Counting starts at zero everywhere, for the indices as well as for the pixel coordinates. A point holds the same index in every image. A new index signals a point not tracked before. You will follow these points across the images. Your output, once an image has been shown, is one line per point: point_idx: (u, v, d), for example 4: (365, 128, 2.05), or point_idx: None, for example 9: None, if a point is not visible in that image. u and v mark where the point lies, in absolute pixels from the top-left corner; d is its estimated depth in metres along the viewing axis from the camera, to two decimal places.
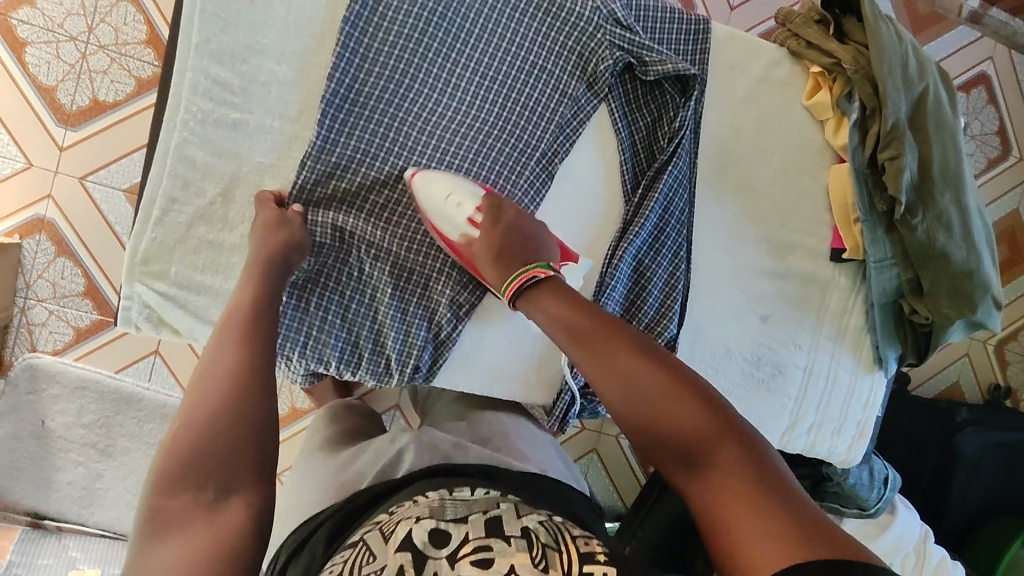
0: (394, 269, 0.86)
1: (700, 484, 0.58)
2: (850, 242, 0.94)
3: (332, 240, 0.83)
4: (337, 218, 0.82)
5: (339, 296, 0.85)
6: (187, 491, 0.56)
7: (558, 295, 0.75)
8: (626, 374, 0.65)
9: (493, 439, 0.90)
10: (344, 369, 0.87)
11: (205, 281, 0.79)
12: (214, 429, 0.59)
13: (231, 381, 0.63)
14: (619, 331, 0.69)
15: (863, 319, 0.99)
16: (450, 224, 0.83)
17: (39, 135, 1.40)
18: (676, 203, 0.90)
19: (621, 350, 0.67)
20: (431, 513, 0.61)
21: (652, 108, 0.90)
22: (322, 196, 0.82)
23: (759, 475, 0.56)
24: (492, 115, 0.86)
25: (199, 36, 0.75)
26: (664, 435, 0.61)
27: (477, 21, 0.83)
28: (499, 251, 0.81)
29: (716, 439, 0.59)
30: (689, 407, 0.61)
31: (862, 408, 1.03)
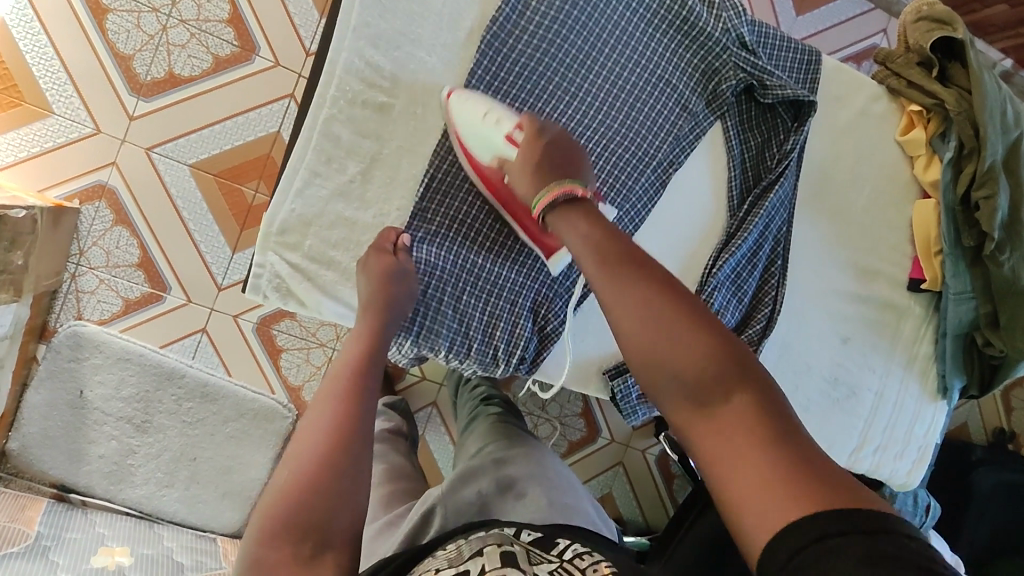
0: (502, 267, 0.85)
1: (706, 423, 0.54)
2: (931, 274, 0.99)
3: (444, 230, 0.83)
4: (450, 214, 0.83)
5: (455, 284, 0.84)
6: (287, 544, 0.55)
7: (574, 215, 0.72)
8: (631, 306, 0.60)
9: (517, 483, 0.89)
10: (452, 358, 0.86)
11: (336, 258, 0.80)
12: (316, 482, 0.59)
13: (332, 442, 0.63)
14: (632, 257, 0.64)
15: (931, 348, 1.04)
16: (489, 142, 0.79)
17: (111, 102, 1.39)
18: (775, 223, 0.94)
19: (636, 280, 0.61)
20: (449, 561, 0.60)
21: (763, 130, 0.94)
22: (440, 195, 0.83)
23: (771, 425, 0.52)
24: (618, 122, 0.89)
25: (358, 17, 0.77)
26: (661, 366, 0.57)
27: (613, 32, 0.87)
28: (540, 157, 0.77)
29: (727, 378, 0.54)
30: (701, 344, 0.56)
31: (923, 433, 1.07)
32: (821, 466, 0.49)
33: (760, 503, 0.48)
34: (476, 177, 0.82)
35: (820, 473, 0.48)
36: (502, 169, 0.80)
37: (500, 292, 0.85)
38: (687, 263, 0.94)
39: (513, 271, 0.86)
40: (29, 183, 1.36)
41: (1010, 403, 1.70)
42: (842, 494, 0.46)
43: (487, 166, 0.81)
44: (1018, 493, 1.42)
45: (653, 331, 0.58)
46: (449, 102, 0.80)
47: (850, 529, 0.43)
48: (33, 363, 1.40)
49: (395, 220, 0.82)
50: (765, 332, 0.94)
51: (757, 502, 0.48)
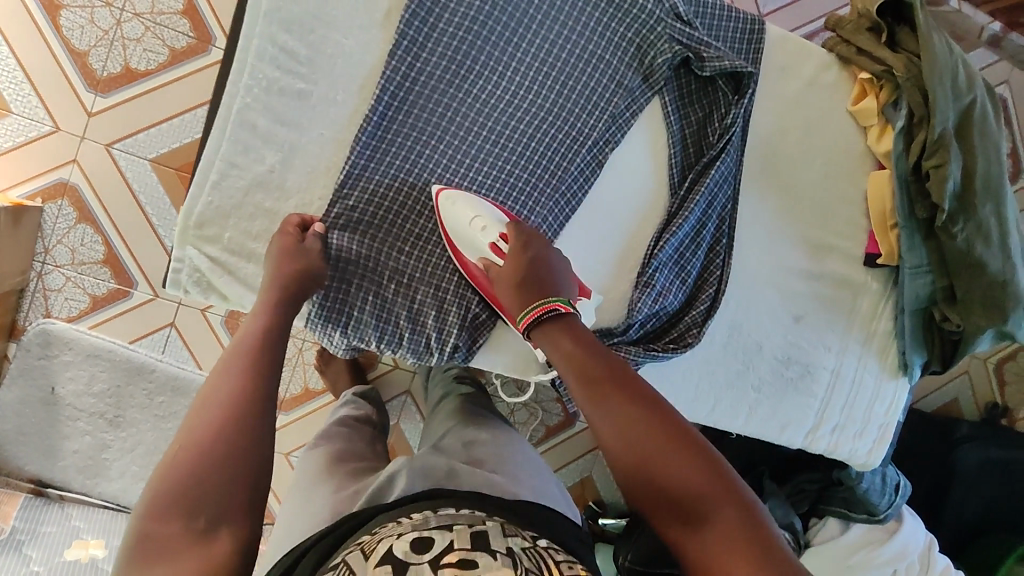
0: (428, 257, 0.86)
1: (698, 545, 0.54)
2: (886, 248, 0.95)
3: (367, 219, 0.82)
4: (373, 202, 0.82)
5: (382, 274, 0.84)
6: (177, 520, 0.55)
7: (556, 335, 0.71)
8: (609, 423, 0.61)
9: (486, 460, 0.89)
10: (385, 348, 0.86)
11: (257, 250, 0.80)
12: (210, 458, 0.58)
13: (228, 412, 0.62)
14: (620, 372, 0.64)
15: (891, 325, 1.00)
16: (473, 247, 0.82)
17: (68, 99, 1.38)
18: (718, 198, 0.91)
19: (618, 399, 0.62)
20: (412, 527, 0.58)
21: (704, 104, 0.91)
22: (365, 182, 0.81)
23: (756, 546, 0.52)
24: (548, 103, 0.87)
25: (268, 3, 0.76)
26: (642, 474, 0.58)
27: (540, 8, 0.84)
28: (519, 282, 0.77)
29: (712, 500, 0.55)
30: (681, 458, 0.57)
31: (884, 411, 1.04)
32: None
33: None
34: (466, 275, 0.86)
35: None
36: (487, 271, 0.83)
37: (424, 285, 0.85)
38: (627, 246, 0.91)
39: (440, 262, 0.86)
40: None
41: (1003, 378, 1.65)
42: None
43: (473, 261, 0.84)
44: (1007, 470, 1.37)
45: (637, 452, 0.59)
46: (438, 202, 0.82)
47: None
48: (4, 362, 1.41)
49: (319, 207, 0.81)
50: (711, 312, 0.92)
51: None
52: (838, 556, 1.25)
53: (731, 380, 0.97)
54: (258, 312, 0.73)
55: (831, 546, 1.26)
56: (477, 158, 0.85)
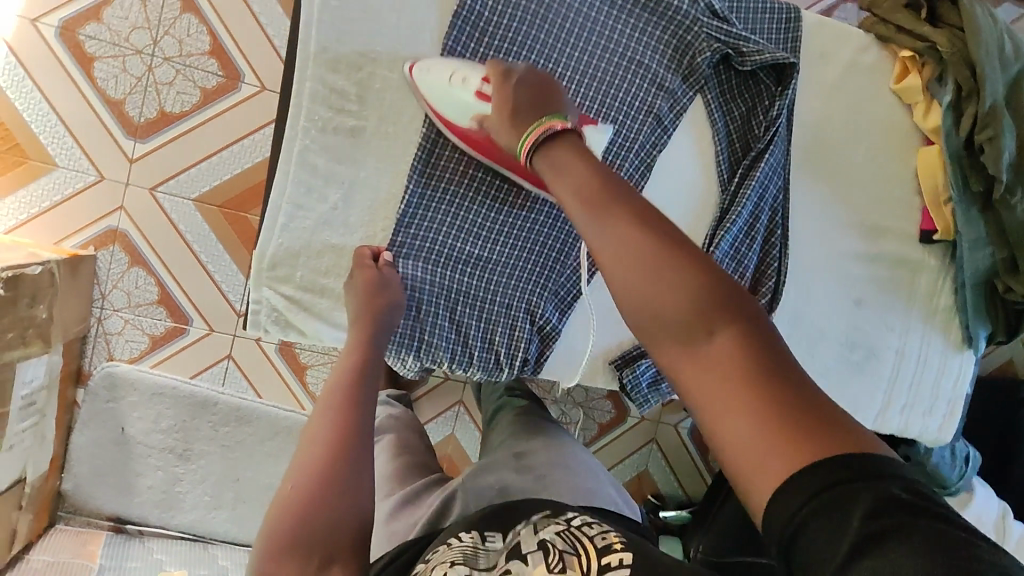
0: (490, 276, 0.86)
1: (691, 366, 0.44)
2: (942, 224, 0.95)
3: (428, 246, 0.84)
4: (434, 230, 0.84)
5: (448, 297, 0.86)
6: (294, 559, 0.55)
7: (554, 150, 0.61)
8: (603, 235, 0.50)
9: (537, 467, 0.85)
10: (456, 368, 0.88)
11: (328, 285, 0.83)
12: (320, 493, 0.59)
13: (333, 447, 0.63)
14: (603, 183, 0.53)
15: (952, 300, 1.00)
16: (460, 104, 0.78)
17: (108, 147, 1.41)
18: (769, 191, 0.92)
19: (609, 213, 0.51)
20: (465, 559, 0.57)
21: (747, 98, 0.91)
22: (423, 211, 0.83)
23: (767, 365, 0.42)
24: (592, 111, 0.87)
25: (317, 46, 0.78)
26: (629, 291, 0.48)
27: (577, 20, 0.85)
28: (518, 107, 0.70)
29: (713, 314, 0.44)
30: (683, 270, 0.46)
31: (952, 385, 1.03)
32: (826, 411, 0.41)
33: (748, 462, 0.40)
34: (460, 141, 0.81)
35: (808, 409, 0.41)
36: (483, 127, 0.77)
37: (491, 302, 0.87)
38: None
39: (506, 278, 0.87)
40: (45, 237, 1.41)
41: None
42: (848, 446, 0.39)
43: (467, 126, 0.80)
44: None
45: (626, 269, 0.48)
46: (413, 75, 0.79)
47: (860, 510, 0.35)
48: (75, 407, 1.46)
49: (382, 239, 0.83)
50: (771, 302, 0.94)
51: (742, 452, 0.41)
52: None
53: None
54: (352, 347, 0.76)
55: None
56: None
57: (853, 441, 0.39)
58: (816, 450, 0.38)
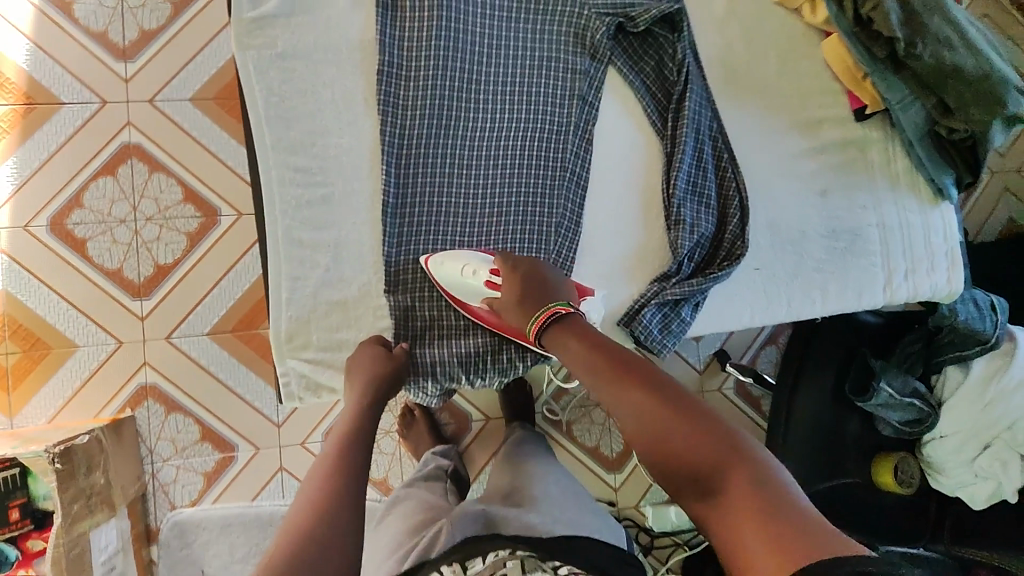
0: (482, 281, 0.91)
1: (717, 504, 0.60)
2: (868, 98, 1.02)
3: (421, 278, 0.89)
4: (421, 259, 0.89)
5: (451, 318, 0.90)
6: None
7: (566, 335, 0.79)
8: (627, 402, 0.69)
9: (526, 501, 0.95)
10: (474, 377, 0.90)
11: (344, 339, 0.86)
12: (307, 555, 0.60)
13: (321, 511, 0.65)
14: (625, 362, 0.73)
15: (907, 161, 1.06)
16: (472, 291, 0.87)
17: (120, 313, 1.50)
18: (703, 123, 0.98)
19: (627, 385, 0.71)
20: None
21: (652, 53, 0.99)
22: (405, 245, 0.89)
23: (764, 491, 0.58)
24: (523, 114, 0.95)
25: (271, 138, 0.87)
26: (650, 447, 0.66)
27: (482, 44, 0.95)
28: (522, 296, 0.84)
29: (721, 454, 0.62)
30: (694, 429, 0.64)
31: (943, 239, 1.06)
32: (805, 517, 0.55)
33: (752, 569, 0.54)
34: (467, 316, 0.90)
35: (791, 515, 0.55)
36: (492, 309, 0.88)
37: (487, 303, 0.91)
38: (645, 199, 0.98)
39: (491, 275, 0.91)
40: (84, 414, 1.47)
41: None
42: (826, 544, 0.52)
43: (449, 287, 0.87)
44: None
45: (651, 428, 0.66)
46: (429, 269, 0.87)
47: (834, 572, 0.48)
48: (152, 565, 1.48)
49: (378, 283, 0.88)
50: (743, 214, 0.98)
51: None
52: (974, 394, 1.30)
53: (791, 270, 1.01)
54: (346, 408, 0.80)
55: (962, 391, 1.31)
56: (487, 185, 0.93)
57: (830, 547, 0.51)
58: (803, 549, 0.52)
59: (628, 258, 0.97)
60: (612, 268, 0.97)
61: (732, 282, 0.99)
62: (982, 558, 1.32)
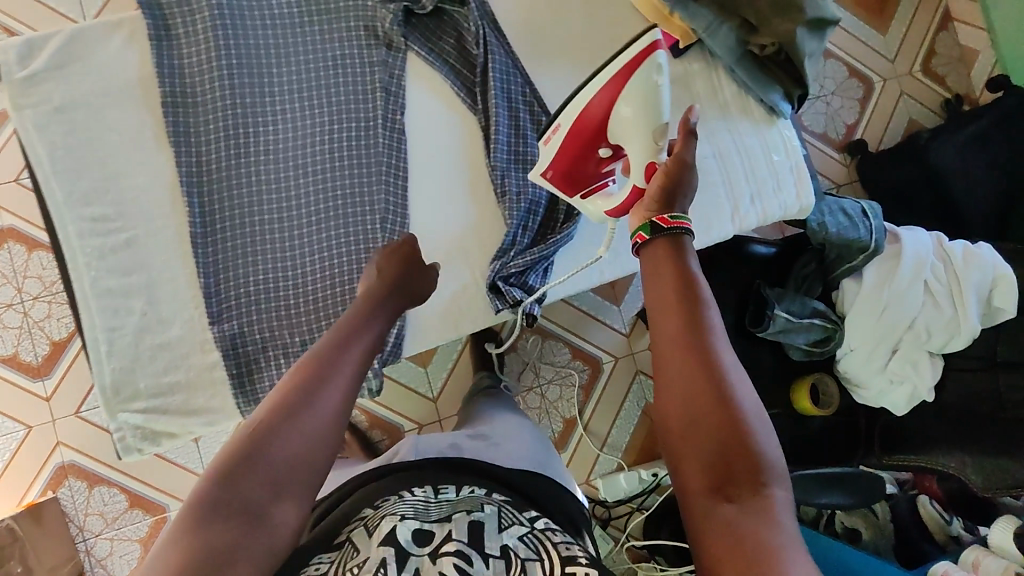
0: (311, 293, 0.88)
1: (724, 504, 0.56)
2: (678, 32, 1.00)
3: (246, 302, 0.86)
4: (241, 283, 0.87)
5: (283, 338, 0.87)
6: (233, 502, 0.56)
7: (661, 266, 0.69)
8: (687, 365, 0.62)
9: (488, 437, 0.98)
10: None
11: (174, 380, 0.84)
12: (293, 461, 0.60)
13: (308, 414, 0.63)
14: (707, 325, 0.64)
15: (733, 86, 1.03)
16: (617, 130, 0.76)
17: (23, 398, 1.39)
18: (514, 90, 0.95)
19: (696, 347, 0.62)
20: (415, 514, 0.68)
21: (449, 32, 0.95)
22: (223, 272, 0.87)
23: (781, 533, 0.54)
24: (328, 116, 0.91)
25: (63, 192, 0.84)
26: (681, 412, 0.60)
27: (270, 53, 0.89)
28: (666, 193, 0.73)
29: (755, 473, 0.57)
30: (747, 434, 0.58)
31: (785, 156, 1.05)
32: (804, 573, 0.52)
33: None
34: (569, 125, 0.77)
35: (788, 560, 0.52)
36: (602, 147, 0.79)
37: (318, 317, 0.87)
38: (470, 176, 0.95)
39: (320, 285, 0.88)
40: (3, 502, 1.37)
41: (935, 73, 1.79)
42: None
43: (589, 103, 0.74)
44: (968, 155, 1.56)
45: (698, 404, 0.60)
46: (644, 86, 0.75)
47: None
48: None
49: (200, 318, 0.85)
50: None
51: None
52: (870, 302, 1.28)
53: None
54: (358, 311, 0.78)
55: (859, 302, 1.29)
56: (301, 196, 0.90)
57: None
58: None
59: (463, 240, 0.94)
60: (448, 255, 0.94)
61: (579, 241, 0.96)
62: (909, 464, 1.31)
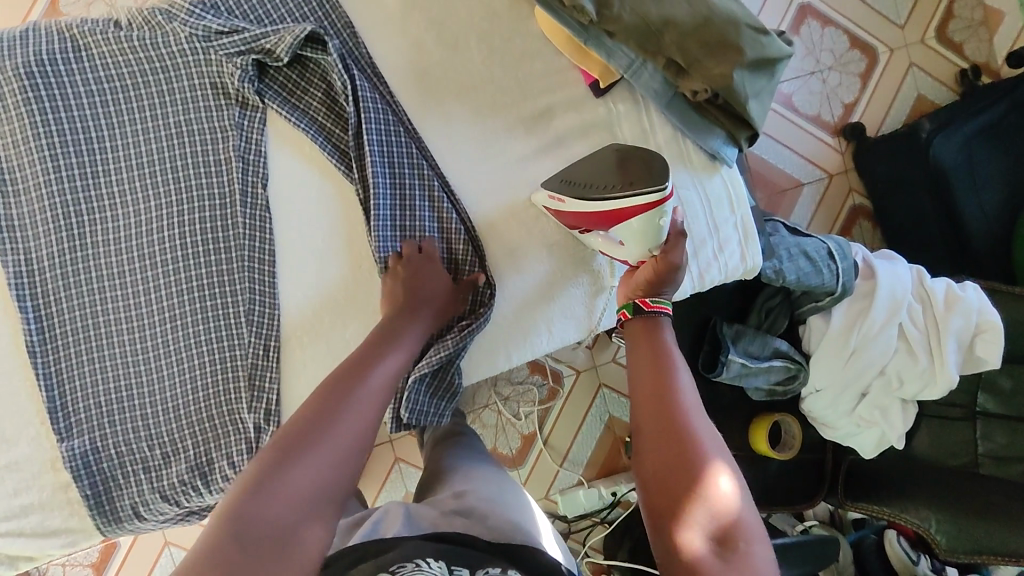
0: (169, 397, 0.79)
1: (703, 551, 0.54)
2: (596, 70, 0.83)
3: (94, 412, 0.78)
4: (88, 391, 0.78)
5: (140, 450, 0.78)
6: (257, 529, 0.53)
7: (641, 333, 0.71)
8: (661, 417, 0.62)
9: (479, 510, 0.82)
10: (186, 503, 0.80)
11: (25, 501, 0.77)
12: (320, 486, 0.57)
13: (336, 436, 0.61)
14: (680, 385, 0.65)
15: (668, 130, 0.86)
16: (628, 231, 0.76)
17: None
18: (396, 152, 0.81)
19: (671, 400, 0.63)
20: None
21: (315, 84, 0.81)
22: (67, 379, 0.78)
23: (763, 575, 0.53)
24: (177, 193, 0.80)
25: None
26: (657, 464, 0.60)
27: (102, 126, 0.78)
28: (651, 283, 0.75)
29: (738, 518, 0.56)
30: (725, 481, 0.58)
31: (730, 210, 0.89)
32: None
33: None
34: (601, 208, 0.76)
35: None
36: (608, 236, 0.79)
37: (177, 424, 0.79)
38: (351, 254, 0.82)
39: (178, 388, 0.79)
40: None
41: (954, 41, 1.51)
42: None
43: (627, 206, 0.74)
44: (981, 147, 1.32)
45: (672, 454, 0.60)
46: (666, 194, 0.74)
47: None
48: None
49: (47, 432, 0.77)
50: (471, 246, 0.84)
51: None
52: (839, 347, 1.14)
53: (542, 293, 0.86)
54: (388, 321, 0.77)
55: (825, 345, 1.15)
56: (151, 286, 0.79)
57: None
58: None
59: (345, 330, 0.82)
60: (328, 349, 0.81)
61: (492, 329, 0.86)
62: (871, 512, 1.21)
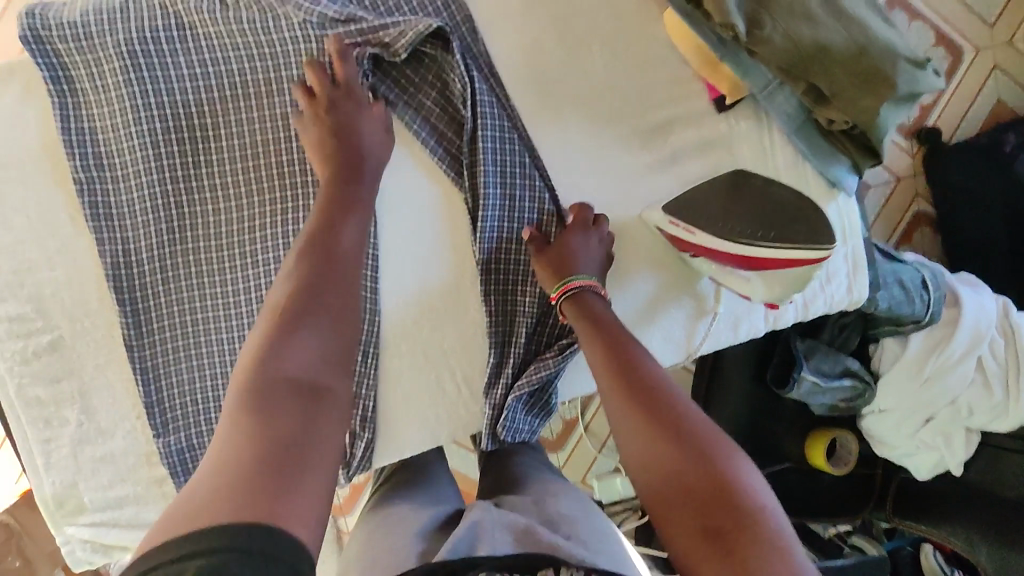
0: None
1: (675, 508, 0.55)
2: (725, 86, 0.78)
3: (192, 410, 0.76)
4: (186, 389, 0.76)
5: None
6: (284, 393, 0.53)
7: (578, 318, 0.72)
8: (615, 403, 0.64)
9: (565, 524, 0.77)
10: None
11: (121, 494, 0.76)
12: (314, 353, 0.57)
13: (304, 304, 0.59)
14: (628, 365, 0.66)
15: (791, 155, 0.81)
16: (773, 278, 0.78)
17: None
18: (510, 160, 0.77)
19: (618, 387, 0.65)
20: None
21: (431, 81, 0.76)
22: (163, 376, 0.75)
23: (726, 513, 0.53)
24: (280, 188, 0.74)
25: None
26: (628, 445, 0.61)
27: (205, 111, 0.72)
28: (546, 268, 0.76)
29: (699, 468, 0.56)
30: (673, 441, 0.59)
31: (842, 239, 0.84)
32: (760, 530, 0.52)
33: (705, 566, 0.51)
34: (754, 253, 0.77)
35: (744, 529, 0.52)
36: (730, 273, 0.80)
37: None
38: (454, 264, 0.79)
39: None
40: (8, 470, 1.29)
41: None
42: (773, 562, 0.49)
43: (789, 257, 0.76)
44: None
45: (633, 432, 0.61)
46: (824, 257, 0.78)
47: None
48: None
49: (144, 427, 0.76)
50: None
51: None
52: (910, 373, 1.13)
53: (644, 314, 0.84)
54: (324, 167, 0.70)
55: (897, 370, 1.13)
56: (250, 285, 0.75)
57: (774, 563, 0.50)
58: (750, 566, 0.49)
59: (444, 342, 0.80)
60: (425, 360, 0.80)
61: None
62: (920, 532, 1.23)
